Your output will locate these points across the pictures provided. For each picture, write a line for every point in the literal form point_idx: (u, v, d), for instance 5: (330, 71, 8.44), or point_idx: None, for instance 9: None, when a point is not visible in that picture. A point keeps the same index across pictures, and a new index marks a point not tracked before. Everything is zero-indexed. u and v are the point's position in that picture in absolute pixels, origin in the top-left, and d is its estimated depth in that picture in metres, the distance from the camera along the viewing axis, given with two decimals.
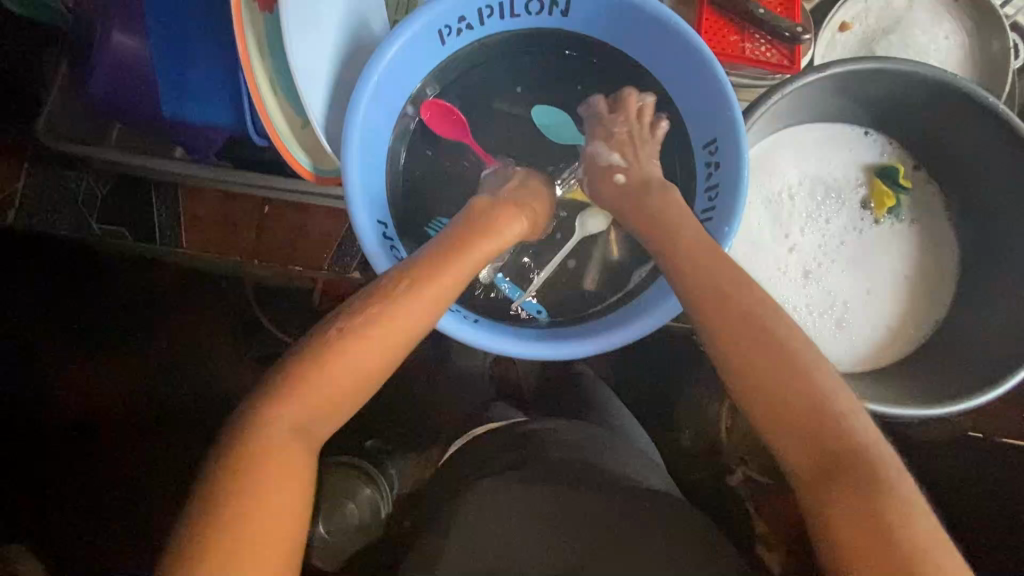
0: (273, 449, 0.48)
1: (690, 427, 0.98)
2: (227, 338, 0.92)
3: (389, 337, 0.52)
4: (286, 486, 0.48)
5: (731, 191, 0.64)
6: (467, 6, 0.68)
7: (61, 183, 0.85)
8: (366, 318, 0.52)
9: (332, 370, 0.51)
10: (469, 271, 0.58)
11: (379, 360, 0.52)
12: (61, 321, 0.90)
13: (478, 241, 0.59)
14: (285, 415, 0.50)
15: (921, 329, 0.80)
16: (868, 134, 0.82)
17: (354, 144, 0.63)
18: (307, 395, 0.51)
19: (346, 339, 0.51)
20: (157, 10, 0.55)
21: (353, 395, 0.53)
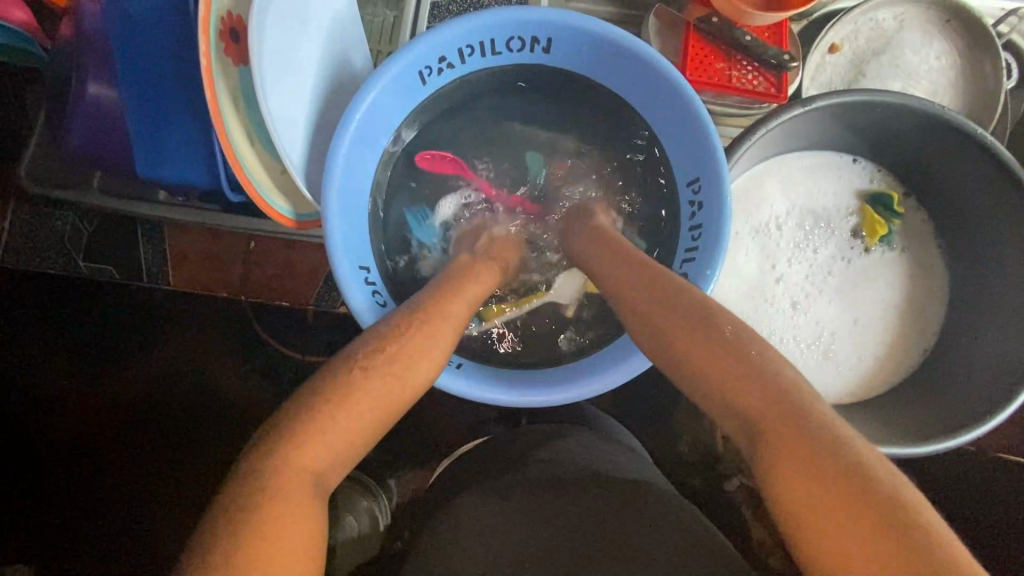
0: (286, 487, 0.45)
1: (687, 436, 0.97)
2: (215, 359, 0.88)
3: (402, 378, 0.54)
4: (299, 528, 0.44)
5: (713, 233, 0.64)
6: (447, 47, 0.67)
7: (45, 222, 0.85)
8: (380, 359, 0.53)
9: (351, 410, 0.50)
10: (466, 312, 0.62)
11: (395, 402, 0.53)
12: (52, 355, 0.90)
13: (472, 283, 0.64)
14: (298, 454, 0.47)
15: (909, 358, 0.80)
16: (856, 162, 0.81)
17: (334, 192, 0.63)
18: (324, 433, 0.48)
19: (364, 378, 0.51)
20: (125, 64, 0.53)
21: (364, 437, 0.51)
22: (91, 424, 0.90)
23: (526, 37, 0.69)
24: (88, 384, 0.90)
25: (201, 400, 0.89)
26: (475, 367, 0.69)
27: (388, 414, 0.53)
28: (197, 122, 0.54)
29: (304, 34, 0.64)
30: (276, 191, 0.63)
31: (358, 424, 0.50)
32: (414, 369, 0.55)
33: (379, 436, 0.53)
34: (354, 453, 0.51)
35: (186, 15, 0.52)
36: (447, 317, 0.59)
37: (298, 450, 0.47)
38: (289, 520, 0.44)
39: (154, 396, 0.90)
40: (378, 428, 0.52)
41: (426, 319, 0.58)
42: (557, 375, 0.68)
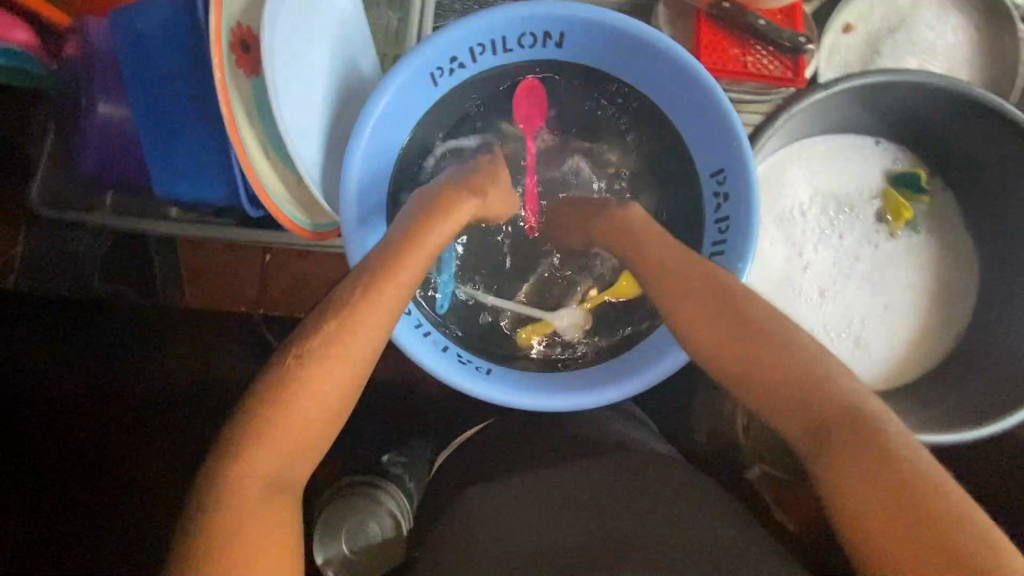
0: (248, 491, 0.47)
1: (705, 427, 0.93)
2: (218, 362, 0.85)
3: (342, 360, 0.52)
4: (268, 523, 0.47)
5: (743, 224, 0.63)
6: (458, 46, 0.66)
7: (60, 246, 0.83)
8: (315, 343, 0.51)
9: (296, 401, 0.50)
10: (420, 266, 0.58)
11: (342, 373, 0.52)
12: None
13: (424, 232, 0.59)
14: (256, 456, 0.48)
15: (942, 342, 0.78)
16: (879, 143, 0.79)
17: (351, 201, 0.62)
18: (275, 430, 0.49)
19: (302, 367, 0.50)
20: (137, 77, 0.51)
21: (321, 422, 0.51)
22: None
23: (538, 33, 0.68)
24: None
25: None
26: (503, 371, 0.68)
27: (340, 392, 0.52)
28: (212, 134, 0.52)
29: (315, 40, 0.63)
30: (290, 201, 0.61)
31: (310, 413, 0.50)
32: (348, 347, 0.52)
33: (341, 416, 0.53)
34: (320, 439, 0.52)
35: (196, 26, 0.50)
36: (393, 278, 0.55)
37: (258, 453, 0.48)
38: (255, 519, 0.46)
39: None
40: (337, 410, 0.52)
41: (363, 288, 0.54)
42: (581, 376, 0.67)
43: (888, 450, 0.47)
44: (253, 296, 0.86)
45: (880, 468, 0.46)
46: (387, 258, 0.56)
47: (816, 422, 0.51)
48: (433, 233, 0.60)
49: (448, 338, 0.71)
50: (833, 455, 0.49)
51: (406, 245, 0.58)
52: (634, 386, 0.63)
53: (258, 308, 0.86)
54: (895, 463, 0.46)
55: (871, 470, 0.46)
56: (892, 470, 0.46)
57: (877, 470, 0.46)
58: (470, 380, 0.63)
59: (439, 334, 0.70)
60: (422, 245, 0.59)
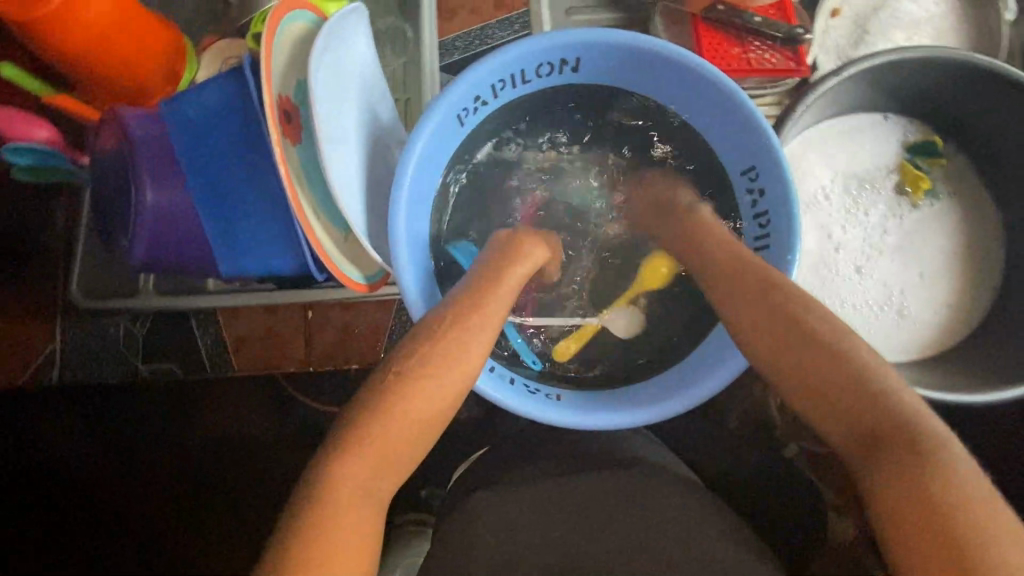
0: (344, 497, 0.52)
1: (738, 414, 0.95)
2: (264, 415, 0.91)
3: (444, 383, 0.58)
4: (354, 527, 0.51)
5: (784, 218, 0.65)
6: (481, 85, 0.68)
7: (99, 333, 0.83)
8: (421, 365, 0.58)
9: (394, 415, 0.55)
10: (507, 296, 0.64)
11: (442, 389, 0.58)
12: (107, 440, 0.89)
13: (511, 265, 0.66)
14: (353, 465, 0.53)
15: (980, 301, 0.80)
16: (888, 119, 0.81)
17: (404, 248, 0.63)
18: (377, 442, 0.55)
19: (405, 387, 0.57)
20: (193, 165, 0.53)
21: (415, 438, 0.57)
22: (171, 503, 0.91)
23: (555, 62, 0.70)
24: (160, 468, 0.91)
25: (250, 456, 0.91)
26: (575, 396, 0.67)
27: (435, 410, 0.58)
28: (270, 206, 0.54)
29: (346, 97, 0.64)
30: (347, 259, 0.63)
31: (406, 428, 0.56)
32: (449, 373, 0.58)
33: (434, 435, 0.59)
34: (411, 454, 0.57)
35: (249, 105, 0.52)
36: (484, 307, 0.62)
37: (358, 462, 0.53)
38: (347, 521, 0.51)
39: (229, 459, 0.91)
40: (429, 427, 0.58)
41: (459, 318, 0.60)
42: (651, 390, 0.67)
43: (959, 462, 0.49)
44: (301, 354, 0.84)
45: (954, 474, 0.48)
46: (474, 289, 0.63)
47: (875, 429, 0.52)
48: (517, 266, 0.66)
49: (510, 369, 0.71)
50: (902, 463, 0.50)
51: (490, 280, 0.64)
52: (709, 391, 0.63)
53: (308, 366, 0.84)
54: (962, 471, 0.49)
55: (947, 478, 0.48)
56: (962, 476, 0.48)
57: (954, 478, 0.48)
58: (542, 408, 0.63)
59: (503, 367, 0.70)
60: (509, 276, 0.65)
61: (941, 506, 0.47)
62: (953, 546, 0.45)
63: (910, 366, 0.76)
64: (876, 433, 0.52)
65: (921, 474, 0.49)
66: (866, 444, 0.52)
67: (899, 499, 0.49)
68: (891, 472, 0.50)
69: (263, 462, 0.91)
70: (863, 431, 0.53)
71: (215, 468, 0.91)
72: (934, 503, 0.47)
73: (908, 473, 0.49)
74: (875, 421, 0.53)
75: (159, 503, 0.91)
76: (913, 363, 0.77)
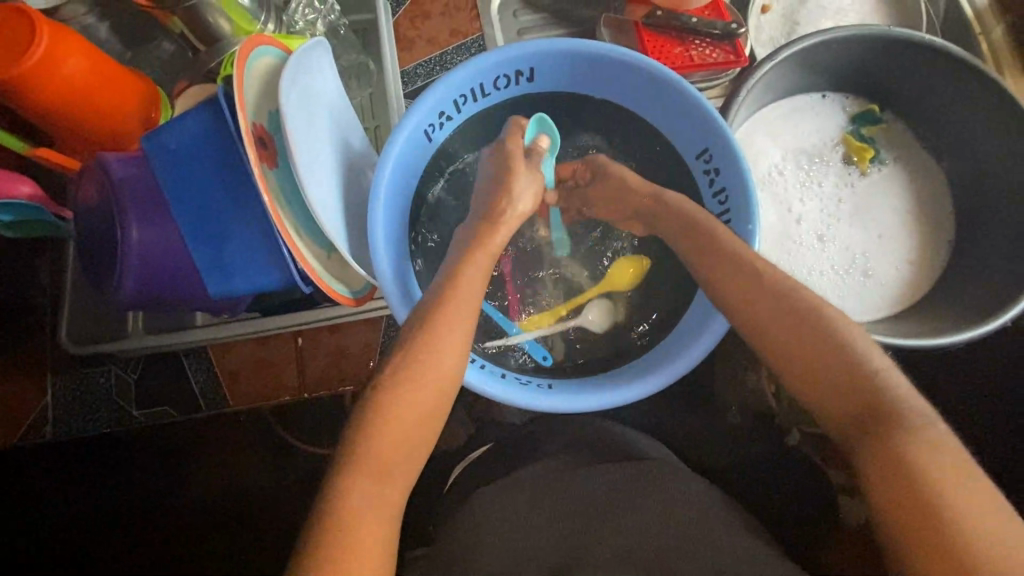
0: (355, 511, 0.52)
1: (735, 403, 0.97)
2: (268, 457, 0.91)
3: (434, 380, 0.60)
4: (370, 539, 0.52)
5: (740, 191, 0.70)
6: (444, 101, 0.72)
7: (89, 382, 0.84)
8: (409, 367, 0.59)
9: (391, 417, 0.57)
10: (479, 293, 0.66)
11: (434, 389, 0.60)
12: (113, 497, 0.89)
13: (472, 261, 0.68)
14: (358, 476, 0.54)
15: (939, 254, 0.84)
16: (826, 97, 0.87)
17: (384, 256, 0.66)
18: (378, 448, 0.56)
19: (400, 391, 0.58)
20: (176, 194, 0.56)
21: (414, 439, 0.58)
22: (172, 543, 0.90)
23: (511, 73, 0.75)
24: (152, 509, 0.90)
25: (258, 500, 0.91)
26: (565, 382, 0.71)
27: (432, 410, 0.60)
28: (257, 228, 0.56)
29: (317, 123, 0.67)
30: (332, 275, 0.65)
31: (404, 429, 0.57)
32: (438, 370, 0.60)
33: (432, 434, 0.60)
34: (413, 458, 0.58)
35: (225, 130, 0.55)
36: (462, 303, 0.64)
37: (362, 474, 0.54)
38: (364, 534, 0.52)
39: (222, 494, 0.91)
40: (426, 429, 0.59)
41: (439, 316, 0.62)
42: (632, 371, 0.72)
43: (941, 430, 0.50)
44: (295, 381, 0.86)
45: (937, 443, 0.49)
46: (449, 285, 0.65)
47: (862, 402, 0.54)
48: (478, 260, 0.68)
49: (498, 366, 0.75)
50: (887, 432, 0.51)
51: (464, 273, 0.66)
52: (690, 363, 0.67)
53: (303, 393, 0.86)
54: (946, 441, 0.50)
55: (929, 444, 0.49)
56: (944, 446, 0.49)
57: (934, 444, 0.49)
58: (538, 396, 0.66)
59: (492, 362, 0.74)
60: (474, 272, 0.67)
61: (922, 470, 0.48)
62: (932, 507, 0.46)
63: (882, 322, 0.80)
64: (860, 404, 0.54)
65: (902, 441, 0.50)
66: (858, 418, 0.53)
67: (883, 466, 0.50)
68: (875, 441, 0.51)
69: (255, 493, 0.92)
70: (853, 403, 0.54)
71: (225, 516, 0.91)
72: (916, 468, 0.48)
73: (892, 442, 0.50)
74: (860, 391, 0.54)
75: (152, 545, 0.90)
76: (885, 320, 0.80)
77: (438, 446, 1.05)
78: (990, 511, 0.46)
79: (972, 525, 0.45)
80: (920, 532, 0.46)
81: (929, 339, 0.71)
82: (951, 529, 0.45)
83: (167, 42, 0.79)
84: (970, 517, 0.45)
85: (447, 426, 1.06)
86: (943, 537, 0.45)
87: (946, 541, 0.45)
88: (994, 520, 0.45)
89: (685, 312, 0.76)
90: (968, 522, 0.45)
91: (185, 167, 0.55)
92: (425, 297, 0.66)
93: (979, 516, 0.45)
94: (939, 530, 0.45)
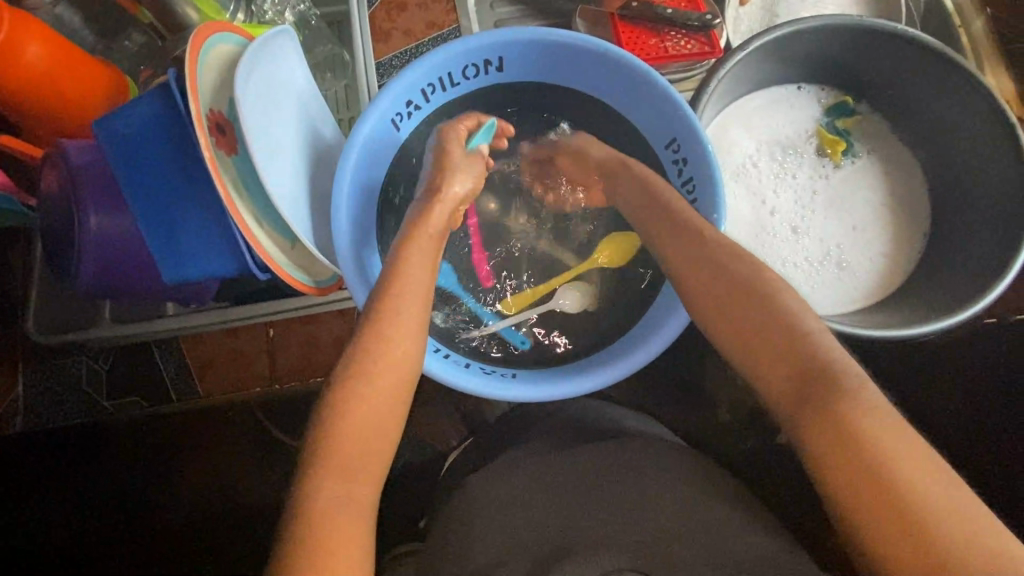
0: (326, 510, 0.52)
1: (725, 400, 0.96)
2: (248, 447, 0.90)
3: (394, 367, 0.60)
4: (347, 539, 0.51)
5: (706, 182, 0.70)
6: (410, 90, 0.72)
7: (62, 373, 0.86)
8: (364, 352, 0.59)
9: (355, 408, 0.57)
10: (426, 279, 0.66)
11: (393, 376, 0.60)
12: (89, 497, 0.87)
13: (411, 246, 0.67)
14: (325, 473, 0.54)
15: (914, 246, 0.84)
16: (801, 88, 0.87)
17: (344, 245, 0.67)
18: (344, 446, 0.55)
19: (361, 380, 0.58)
20: (133, 186, 0.57)
21: (381, 430, 0.58)
22: (154, 540, 0.88)
23: (479, 62, 0.74)
24: (137, 509, 0.88)
25: (241, 492, 0.90)
26: (528, 373, 0.72)
27: (395, 398, 0.59)
28: (211, 217, 0.58)
29: (280, 110, 0.67)
30: (295, 264, 0.65)
31: (368, 420, 0.57)
32: (395, 356, 0.60)
33: (398, 422, 0.60)
34: (381, 451, 0.57)
35: (179, 121, 0.56)
36: (417, 286, 0.64)
37: (330, 473, 0.54)
38: (337, 536, 0.51)
39: (209, 492, 0.89)
40: (390, 417, 0.59)
41: (394, 301, 0.62)
42: (600, 357, 0.72)
43: (879, 400, 0.50)
44: (266, 370, 0.88)
45: (880, 417, 0.49)
46: (403, 268, 0.65)
47: (806, 382, 0.53)
48: (418, 246, 0.67)
49: (467, 356, 0.75)
50: (833, 412, 0.50)
51: (410, 248, 0.67)
52: (654, 350, 0.68)
53: (274, 382, 0.88)
54: (888, 412, 0.49)
55: (876, 419, 0.49)
56: (886, 418, 0.49)
57: (881, 418, 0.49)
58: (502, 386, 0.66)
59: (459, 353, 0.75)
60: (416, 258, 0.66)
61: (872, 447, 0.47)
62: (880, 488, 0.46)
63: (854, 314, 0.80)
64: (803, 385, 0.53)
65: (852, 420, 0.49)
66: (803, 399, 0.52)
67: (831, 448, 0.49)
68: (820, 422, 0.50)
69: (240, 493, 0.90)
70: (798, 385, 0.53)
71: (208, 508, 0.89)
72: (865, 447, 0.47)
73: (839, 422, 0.49)
74: (803, 369, 0.53)
75: (138, 546, 0.88)
76: (859, 312, 0.80)
77: (424, 441, 1.04)
78: (938, 482, 0.46)
79: (924, 501, 0.45)
80: (875, 513, 0.46)
81: (899, 330, 0.71)
82: (903, 505, 0.45)
83: (137, 35, 0.79)
84: (919, 492, 0.45)
85: (433, 421, 1.05)
86: (896, 517, 0.45)
87: (897, 520, 0.45)
88: (956, 504, 0.44)
89: (655, 295, 0.76)
90: (917, 496, 0.45)
91: (140, 160, 0.57)
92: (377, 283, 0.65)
93: (930, 490, 0.45)
94: (892, 511, 0.45)
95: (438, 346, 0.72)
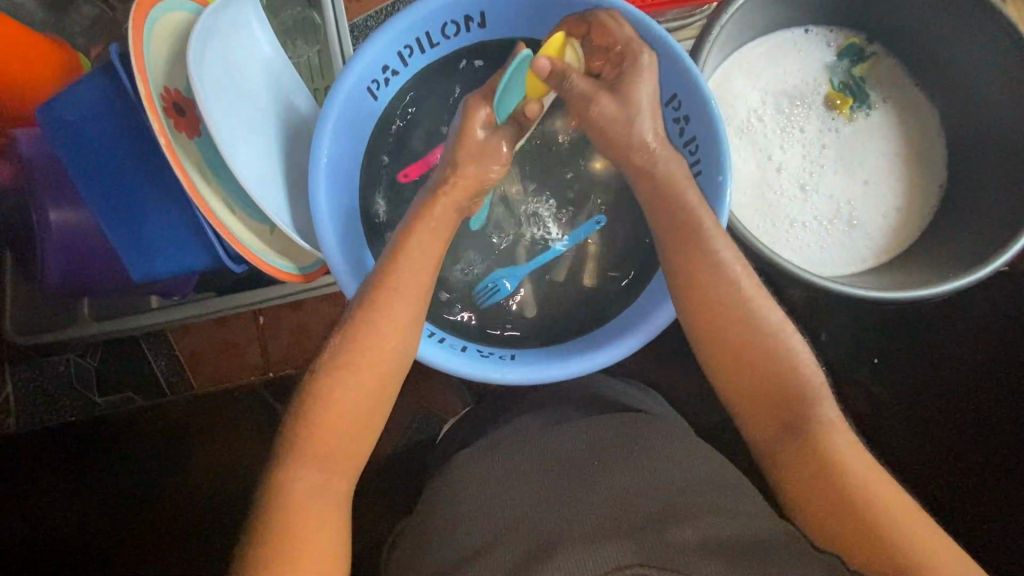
0: (301, 491, 0.51)
1: None
2: (247, 433, 0.88)
3: (384, 357, 0.57)
4: (318, 537, 0.51)
5: (709, 142, 0.65)
6: (386, 54, 0.67)
7: (54, 370, 0.85)
8: (354, 342, 0.57)
9: (338, 397, 0.55)
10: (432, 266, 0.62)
11: (382, 367, 0.57)
12: (81, 466, 0.86)
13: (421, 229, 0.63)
14: (303, 455, 0.53)
15: (929, 199, 0.80)
16: (808, 32, 0.80)
17: (327, 228, 0.63)
18: (326, 436, 0.54)
19: (348, 370, 0.56)
20: (93, 178, 0.54)
21: (362, 422, 0.56)
22: (143, 511, 0.88)
23: (460, 19, 0.69)
24: (140, 485, 0.88)
25: (235, 471, 0.88)
26: (528, 352, 0.70)
27: (381, 389, 0.57)
28: (175, 208, 0.56)
29: (245, 84, 0.62)
30: (275, 251, 0.62)
31: (353, 410, 0.55)
32: (376, 345, 0.57)
33: (383, 412, 0.58)
34: (365, 432, 0.56)
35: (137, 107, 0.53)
36: (401, 267, 0.60)
37: (309, 457, 0.53)
38: (312, 528, 0.50)
39: (209, 474, 0.88)
40: (376, 405, 0.57)
41: (379, 285, 0.59)
42: (598, 334, 0.70)
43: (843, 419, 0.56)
44: (260, 361, 0.87)
45: (852, 445, 0.54)
46: (393, 253, 0.61)
47: (791, 410, 0.56)
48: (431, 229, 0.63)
49: (461, 338, 0.72)
50: (806, 432, 0.55)
51: (415, 232, 0.62)
52: (653, 326, 0.66)
53: (268, 371, 0.87)
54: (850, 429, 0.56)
55: (847, 444, 0.54)
56: (853, 443, 0.54)
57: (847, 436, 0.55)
58: (508, 369, 0.64)
59: (453, 334, 0.72)
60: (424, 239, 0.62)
61: (852, 474, 0.52)
62: (854, 504, 0.51)
63: (864, 274, 0.76)
64: (784, 403, 0.57)
65: (819, 435, 0.54)
66: (790, 427, 0.56)
67: (806, 465, 0.54)
68: (798, 442, 0.55)
69: (238, 470, 0.88)
70: (785, 413, 0.56)
71: (201, 487, 0.88)
72: (839, 473, 0.52)
73: (817, 446, 0.54)
74: (795, 395, 0.57)
75: (143, 526, 0.87)
76: (868, 273, 0.77)
77: (420, 414, 1.03)
78: (902, 503, 0.51)
79: (892, 518, 0.50)
80: (847, 535, 0.50)
81: (923, 288, 0.67)
82: (866, 512, 0.50)
83: (85, 5, 0.72)
84: (883, 503, 0.50)
85: (430, 392, 1.03)
86: (865, 531, 0.50)
87: (863, 527, 0.50)
88: (911, 519, 0.50)
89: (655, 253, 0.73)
90: (890, 514, 0.50)
91: (92, 153, 0.54)
92: (376, 269, 0.61)
93: (895, 509, 0.50)
94: (864, 528, 0.50)
95: (434, 333, 0.69)
